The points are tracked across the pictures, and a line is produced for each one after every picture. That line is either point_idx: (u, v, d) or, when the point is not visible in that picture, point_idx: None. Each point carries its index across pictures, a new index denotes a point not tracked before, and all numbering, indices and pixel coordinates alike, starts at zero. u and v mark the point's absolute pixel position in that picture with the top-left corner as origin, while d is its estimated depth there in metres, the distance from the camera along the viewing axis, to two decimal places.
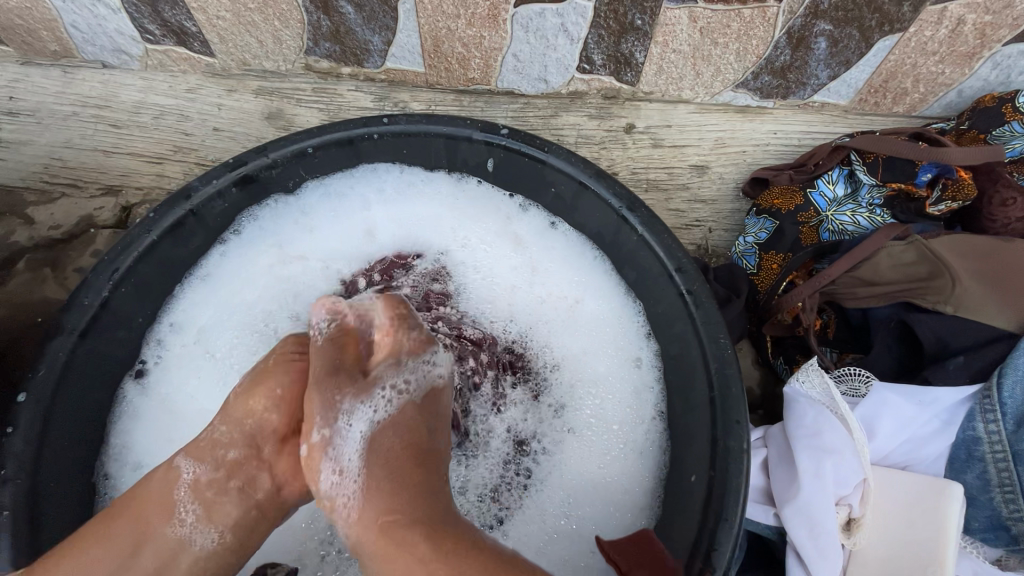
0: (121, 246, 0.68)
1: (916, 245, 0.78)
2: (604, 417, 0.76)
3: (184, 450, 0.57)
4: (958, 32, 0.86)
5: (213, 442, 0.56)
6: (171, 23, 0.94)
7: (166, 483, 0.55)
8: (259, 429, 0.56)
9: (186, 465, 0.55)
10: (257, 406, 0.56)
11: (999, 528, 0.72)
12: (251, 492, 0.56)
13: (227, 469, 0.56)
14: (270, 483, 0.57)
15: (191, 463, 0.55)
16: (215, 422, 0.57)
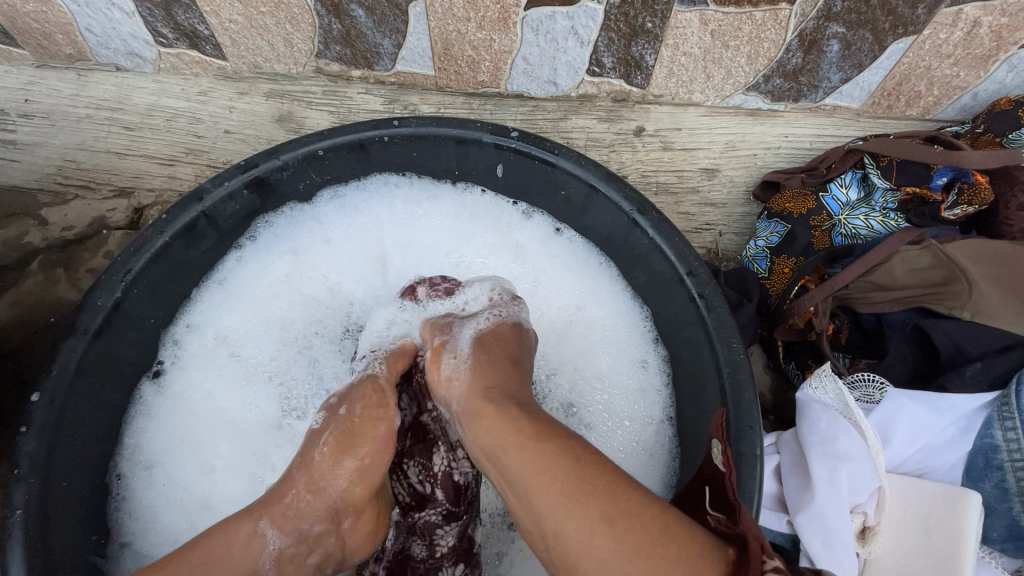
0: (134, 247, 0.68)
1: (932, 249, 0.77)
2: (612, 417, 0.76)
3: (264, 515, 0.55)
4: (973, 34, 0.85)
5: (299, 512, 0.56)
6: (184, 26, 0.95)
7: (250, 550, 0.53)
8: (343, 500, 0.58)
9: (272, 536, 0.55)
10: (342, 472, 0.59)
11: (1019, 538, 0.71)
12: (325, 566, 0.59)
13: (308, 543, 0.57)
14: (342, 556, 0.60)
15: (277, 534, 0.55)
16: (299, 486, 0.58)
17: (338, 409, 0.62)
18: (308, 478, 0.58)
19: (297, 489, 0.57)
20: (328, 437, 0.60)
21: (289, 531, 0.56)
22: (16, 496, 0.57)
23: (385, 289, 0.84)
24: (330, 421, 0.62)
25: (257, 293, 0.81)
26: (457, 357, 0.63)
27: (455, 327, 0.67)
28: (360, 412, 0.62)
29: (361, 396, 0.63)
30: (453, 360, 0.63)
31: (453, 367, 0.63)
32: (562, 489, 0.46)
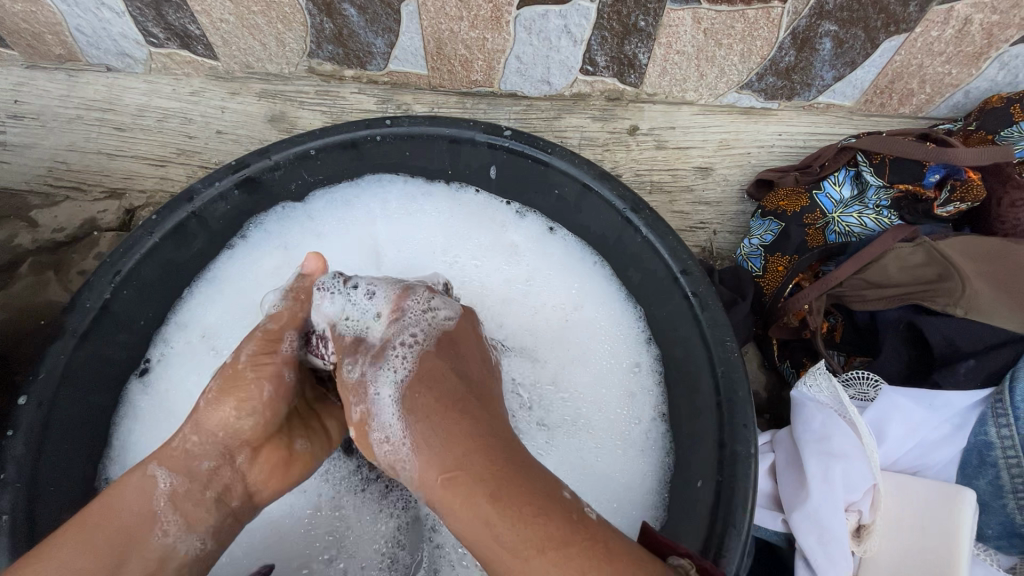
0: (123, 247, 0.67)
1: (925, 247, 0.77)
2: (596, 418, 0.76)
3: (155, 458, 0.59)
4: (965, 31, 0.85)
5: (186, 451, 0.59)
6: (175, 26, 0.94)
7: (144, 494, 0.57)
8: (233, 438, 0.61)
9: (162, 474, 0.58)
10: (228, 419, 0.60)
11: (1012, 535, 0.72)
12: (227, 499, 0.61)
13: (203, 481, 0.60)
14: (245, 488, 0.62)
15: (167, 473, 0.58)
16: (186, 432, 0.60)
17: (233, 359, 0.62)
18: (199, 430, 0.60)
19: (186, 437, 0.60)
20: (210, 384, 0.61)
21: (185, 472, 0.59)
22: (2, 501, 0.56)
23: None
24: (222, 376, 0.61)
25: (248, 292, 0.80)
26: (390, 437, 0.55)
27: (368, 392, 0.57)
28: (247, 359, 0.61)
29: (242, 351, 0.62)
30: (386, 440, 0.56)
31: (389, 450, 0.55)
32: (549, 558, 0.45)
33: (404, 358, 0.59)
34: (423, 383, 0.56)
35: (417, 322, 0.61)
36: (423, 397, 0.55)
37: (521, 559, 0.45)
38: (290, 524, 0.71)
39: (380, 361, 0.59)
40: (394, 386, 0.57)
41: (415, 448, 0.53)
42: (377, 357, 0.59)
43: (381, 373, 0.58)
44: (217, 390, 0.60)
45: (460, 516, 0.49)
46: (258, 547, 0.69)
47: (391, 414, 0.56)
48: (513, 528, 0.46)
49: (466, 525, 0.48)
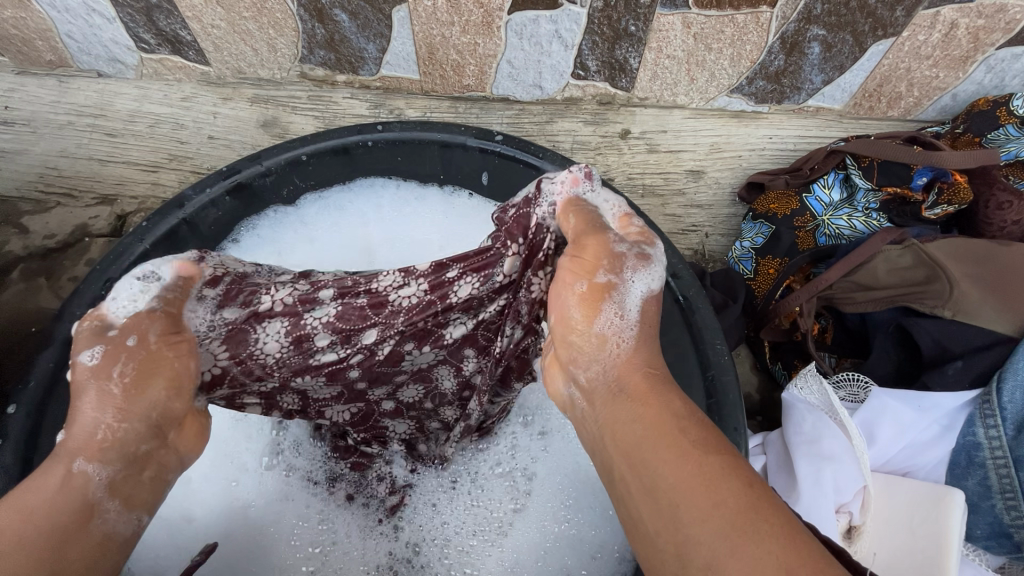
0: (114, 255, 0.67)
1: (913, 249, 0.78)
2: None
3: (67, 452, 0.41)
4: (951, 36, 0.86)
5: (113, 437, 0.42)
6: (166, 32, 0.94)
7: (68, 494, 0.39)
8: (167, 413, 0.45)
9: (91, 464, 0.41)
10: (157, 393, 0.44)
11: (1000, 535, 0.72)
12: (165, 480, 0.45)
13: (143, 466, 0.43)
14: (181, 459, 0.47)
15: (101, 467, 0.41)
16: (100, 415, 0.42)
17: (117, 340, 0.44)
18: (122, 413, 0.42)
19: (105, 426, 0.42)
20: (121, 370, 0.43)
21: (118, 459, 0.42)
22: None
23: None
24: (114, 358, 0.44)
25: None
26: (625, 315, 0.45)
27: (624, 272, 0.46)
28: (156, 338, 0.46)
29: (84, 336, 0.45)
30: (617, 315, 0.45)
31: (615, 324, 0.45)
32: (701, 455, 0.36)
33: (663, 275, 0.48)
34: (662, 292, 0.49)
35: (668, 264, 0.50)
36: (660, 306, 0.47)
37: (697, 446, 0.37)
38: (277, 534, 0.69)
39: (648, 263, 0.47)
40: (653, 287, 0.47)
41: (639, 338, 0.45)
42: (648, 259, 0.47)
43: (646, 268, 0.47)
44: (137, 375, 0.43)
45: (638, 402, 0.41)
46: (243, 559, 0.68)
47: (638, 301, 0.46)
48: (701, 436, 0.38)
49: (646, 408, 0.40)
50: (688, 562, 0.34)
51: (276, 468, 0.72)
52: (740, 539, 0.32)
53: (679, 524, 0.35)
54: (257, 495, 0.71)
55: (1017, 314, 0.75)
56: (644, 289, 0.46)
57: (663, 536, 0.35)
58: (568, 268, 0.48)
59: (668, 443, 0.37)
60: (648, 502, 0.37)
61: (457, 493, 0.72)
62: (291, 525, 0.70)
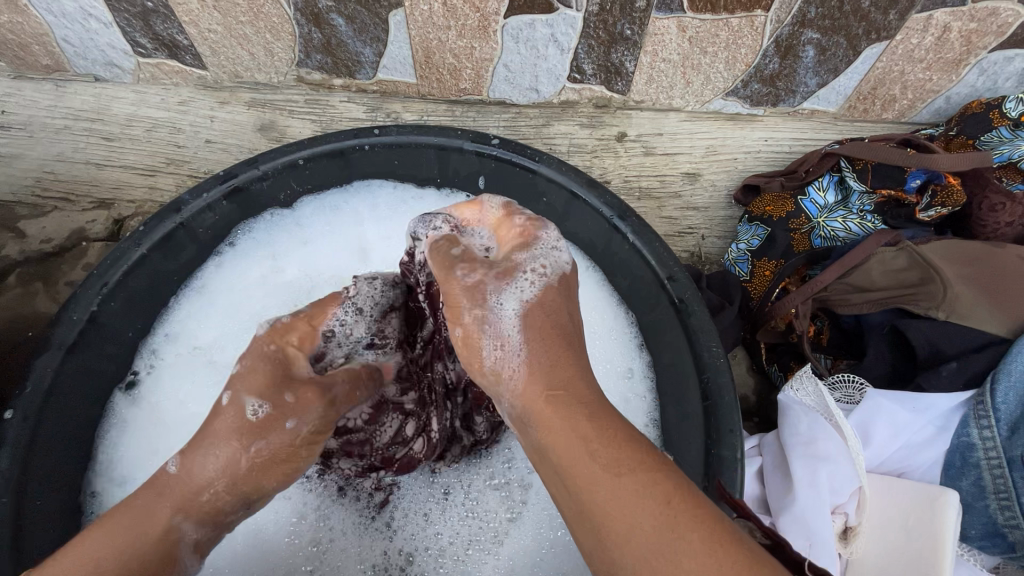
0: (111, 259, 0.67)
1: (906, 250, 0.79)
2: None
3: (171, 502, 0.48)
4: (944, 39, 0.87)
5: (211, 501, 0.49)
6: (163, 36, 0.94)
7: (163, 545, 0.47)
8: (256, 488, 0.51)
9: (186, 527, 0.49)
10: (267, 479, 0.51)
11: (994, 535, 0.72)
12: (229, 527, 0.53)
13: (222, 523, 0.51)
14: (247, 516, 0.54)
15: (192, 528, 0.49)
16: (214, 482, 0.49)
17: (280, 399, 0.51)
18: (231, 482, 0.49)
19: (214, 489, 0.49)
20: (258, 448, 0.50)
21: (209, 523, 0.50)
22: None
23: None
24: (264, 429, 0.50)
25: (238, 300, 0.80)
26: (506, 344, 0.48)
27: (488, 300, 0.49)
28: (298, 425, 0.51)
29: (261, 375, 0.51)
30: (498, 347, 0.48)
31: (500, 358, 0.48)
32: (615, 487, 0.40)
33: (532, 283, 0.50)
34: (546, 302, 0.50)
35: (546, 258, 0.52)
36: (541, 319, 0.49)
37: (608, 475, 0.41)
38: (274, 533, 0.70)
39: (507, 281, 0.49)
40: (520, 303, 0.49)
41: (528, 367, 0.47)
42: (506, 276, 0.50)
43: (506, 289, 0.49)
44: (267, 450, 0.50)
45: (552, 434, 0.44)
46: (241, 558, 0.68)
47: (513, 325, 0.48)
48: (615, 454, 0.42)
49: (559, 440, 0.44)
50: None
51: None
52: (670, 549, 0.37)
53: (608, 548, 0.40)
54: None
55: (1010, 315, 0.75)
56: (512, 312, 0.49)
57: (598, 562, 0.41)
58: (441, 319, 0.51)
59: (587, 471, 0.42)
60: (585, 532, 0.41)
61: (450, 505, 0.72)
62: (288, 523, 0.70)
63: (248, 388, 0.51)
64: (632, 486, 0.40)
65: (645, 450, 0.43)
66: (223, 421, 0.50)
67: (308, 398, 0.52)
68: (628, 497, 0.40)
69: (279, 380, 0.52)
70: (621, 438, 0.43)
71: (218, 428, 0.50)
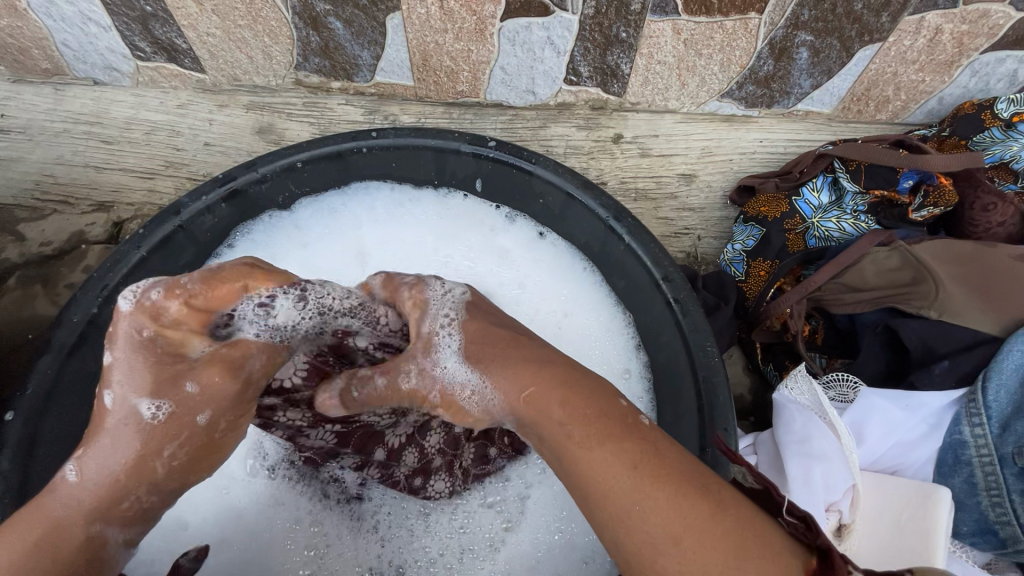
0: (111, 262, 0.68)
1: (900, 250, 0.80)
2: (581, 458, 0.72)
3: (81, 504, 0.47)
4: (936, 41, 0.88)
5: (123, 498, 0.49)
6: (162, 40, 0.95)
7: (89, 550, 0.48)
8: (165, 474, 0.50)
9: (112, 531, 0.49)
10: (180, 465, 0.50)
11: (986, 532, 0.73)
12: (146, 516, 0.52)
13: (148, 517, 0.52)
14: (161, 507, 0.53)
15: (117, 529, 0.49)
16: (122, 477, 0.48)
17: (180, 391, 0.48)
18: (148, 483, 0.49)
19: (134, 492, 0.49)
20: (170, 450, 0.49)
21: (136, 522, 0.51)
22: None
23: None
24: (166, 425, 0.48)
25: None
26: (473, 389, 0.51)
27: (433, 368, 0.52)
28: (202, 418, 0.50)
29: (152, 370, 0.48)
30: (471, 393, 0.52)
31: (479, 401, 0.51)
32: (591, 460, 0.44)
33: (452, 331, 0.54)
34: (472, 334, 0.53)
35: (445, 300, 0.56)
36: (483, 351, 0.52)
37: (582, 449, 0.45)
38: (270, 538, 0.70)
39: (432, 347, 0.53)
40: (458, 350, 0.53)
41: (496, 390, 0.50)
42: (427, 342, 0.53)
43: (439, 350, 0.53)
44: (183, 448, 0.50)
45: (534, 420, 0.48)
46: (239, 559, 0.69)
47: (463, 375, 0.52)
48: (589, 427, 0.45)
49: (540, 427, 0.47)
50: (606, 534, 0.45)
51: (260, 472, 0.72)
52: (642, 508, 0.42)
53: (595, 510, 0.45)
54: (246, 501, 0.71)
55: (1001, 314, 0.76)
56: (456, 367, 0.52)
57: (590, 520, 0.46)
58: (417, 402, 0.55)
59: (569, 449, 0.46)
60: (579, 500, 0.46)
61: (432, 520, 0.72)
62: (284, 529, 0.71)
63: (136, 389, 0.48)
64: (608, 452, 0.44)
65: (614, 417, 0.47)
66: (116, 423, 0.48)
67: (216, 383, 0.49)
68: (603, 467, 0.44)
69: (173, 371, 0.49)
70: (592, 415, 0.46)
71: (114, 429, 0.48)
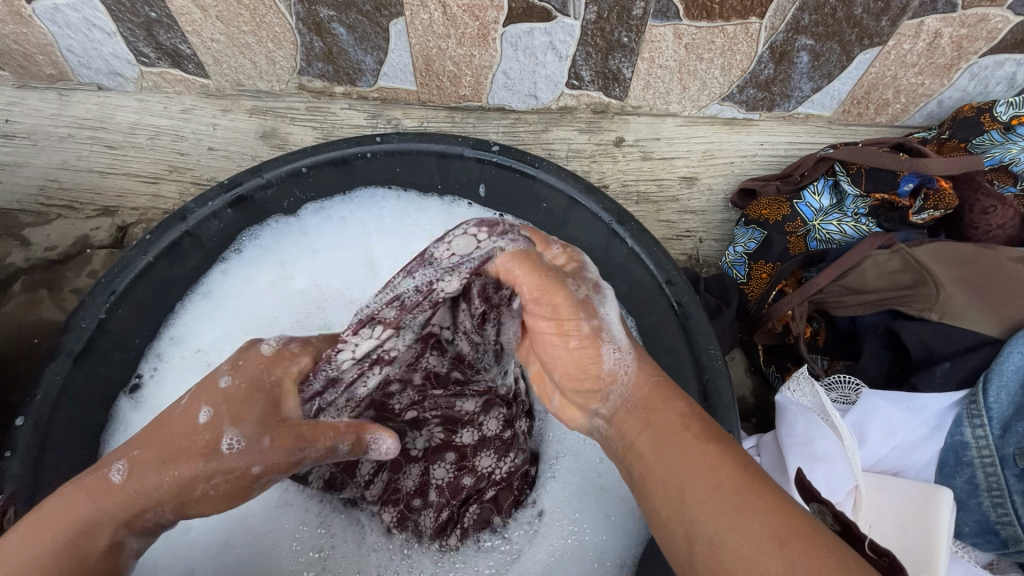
0: (119, 267, 0.69)
1: (900, 253, 0.80)
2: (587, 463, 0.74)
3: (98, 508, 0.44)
4: (935, 45, 0.88)
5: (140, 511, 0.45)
6: (166, 46, 0.95)
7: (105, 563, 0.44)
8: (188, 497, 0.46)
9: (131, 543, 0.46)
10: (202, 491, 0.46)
11: (988, 532, 0.74)
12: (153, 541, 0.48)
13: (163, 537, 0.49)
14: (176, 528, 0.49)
15: (138, 543, 0.47)
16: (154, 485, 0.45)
17: (258, 443, 0.47)
18: (178, 500, 0.46)
19: (159, 507, 0.46)
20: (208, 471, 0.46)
21: (153, 533, 0.48)
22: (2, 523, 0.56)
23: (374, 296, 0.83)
24: (231, 466, 0.46)
25: (244, 304, 0.80)
26: (622, 346, 0.48)
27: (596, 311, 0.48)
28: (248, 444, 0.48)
29: (253, 406, 0.48)
30: (617, 350, 0.48)
31: (620, 359, 0.48)
32: (692, 464, 0.41)
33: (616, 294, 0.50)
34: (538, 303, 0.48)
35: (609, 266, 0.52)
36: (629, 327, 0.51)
37: (689, 449, 0.42)
38: (275, 540, 0.70)
39: (597, 290, 0.48)
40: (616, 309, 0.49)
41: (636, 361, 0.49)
42: (595, 287, 0.48)
43: (601, 298, 0.48)
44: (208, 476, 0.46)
45: (640, 419, 0.46)
46: (245, 562, 0.69)
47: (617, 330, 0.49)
48: (689, 465, 0.41)
49: (646, 425, 0.45)
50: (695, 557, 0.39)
51: None
52: (742, 528, 0.37)
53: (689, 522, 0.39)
54: (251, 504, 0.71)
55: (1002, 315, 0.77)
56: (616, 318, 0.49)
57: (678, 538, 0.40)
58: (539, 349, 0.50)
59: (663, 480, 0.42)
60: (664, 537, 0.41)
61: (418, 555, 0.71)
62: (290, 532, 0.71)
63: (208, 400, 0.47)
64: (699, 488, 0.40)
65: (711, 456, 0.41)
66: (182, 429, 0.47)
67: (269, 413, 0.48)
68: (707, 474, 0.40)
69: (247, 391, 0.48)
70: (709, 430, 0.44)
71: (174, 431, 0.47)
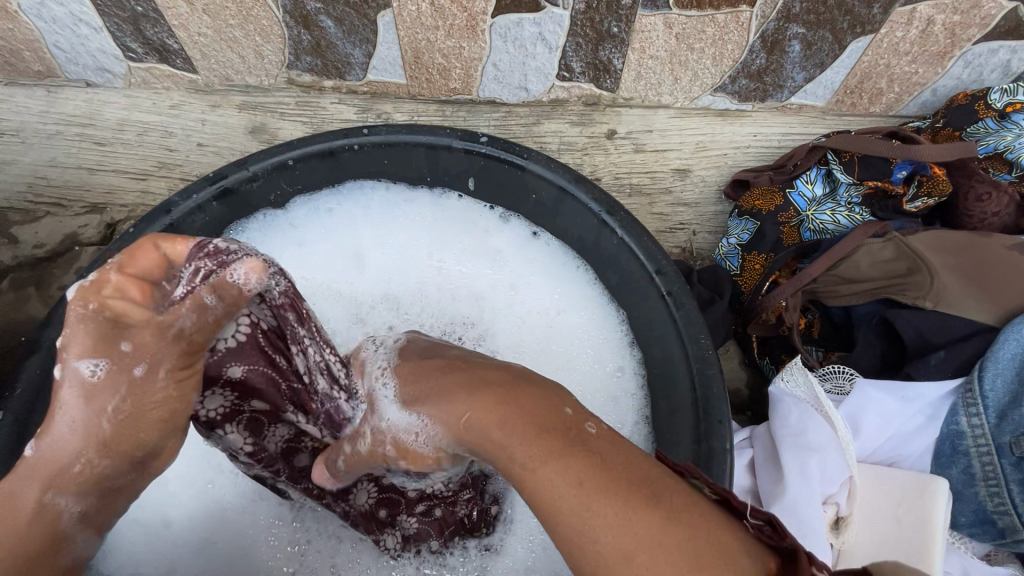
0: (101, 261, 0.68)
1: (894, 241, 0.79)
2: None
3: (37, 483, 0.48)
4: (929, 32, 0.87)
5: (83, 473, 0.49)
6: (153, 41, 0.95)
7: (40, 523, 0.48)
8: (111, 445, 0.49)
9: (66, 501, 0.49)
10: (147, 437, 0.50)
11: (984, 522, 0.73)
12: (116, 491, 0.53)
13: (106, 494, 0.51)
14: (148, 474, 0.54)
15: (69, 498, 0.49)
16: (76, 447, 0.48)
17: (118, 354, 0.47)
18: (99, 443, 0.49)
19: (85, 456, 0.49)
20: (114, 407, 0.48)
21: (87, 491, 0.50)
22: None
23: (363, 290, 0.83)
24: (109, 382, 0.48)
25: None
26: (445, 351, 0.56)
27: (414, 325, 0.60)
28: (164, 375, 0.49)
29: (85, 332, 0.47)
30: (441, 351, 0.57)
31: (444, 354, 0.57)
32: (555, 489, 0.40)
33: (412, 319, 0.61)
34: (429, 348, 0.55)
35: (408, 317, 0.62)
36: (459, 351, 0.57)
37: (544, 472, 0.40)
38: (253, 534, 0.70)
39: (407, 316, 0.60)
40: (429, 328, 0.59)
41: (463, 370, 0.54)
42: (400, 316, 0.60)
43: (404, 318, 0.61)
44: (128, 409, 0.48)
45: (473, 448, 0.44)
46: (233, 554, 0.69)
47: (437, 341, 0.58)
48: (530, 442, 0.41)
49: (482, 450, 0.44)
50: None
51: None
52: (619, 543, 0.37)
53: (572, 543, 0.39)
54: (231, 497, 0.71)
55: (997, 303, 0.76)
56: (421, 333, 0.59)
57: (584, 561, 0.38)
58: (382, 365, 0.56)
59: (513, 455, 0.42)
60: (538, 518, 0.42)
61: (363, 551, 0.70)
62: (267, 525, 0.70)
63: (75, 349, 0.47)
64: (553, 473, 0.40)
65: (556, 429, 0.42)
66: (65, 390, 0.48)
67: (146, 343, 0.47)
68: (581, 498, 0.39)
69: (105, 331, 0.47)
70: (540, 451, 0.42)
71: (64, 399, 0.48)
